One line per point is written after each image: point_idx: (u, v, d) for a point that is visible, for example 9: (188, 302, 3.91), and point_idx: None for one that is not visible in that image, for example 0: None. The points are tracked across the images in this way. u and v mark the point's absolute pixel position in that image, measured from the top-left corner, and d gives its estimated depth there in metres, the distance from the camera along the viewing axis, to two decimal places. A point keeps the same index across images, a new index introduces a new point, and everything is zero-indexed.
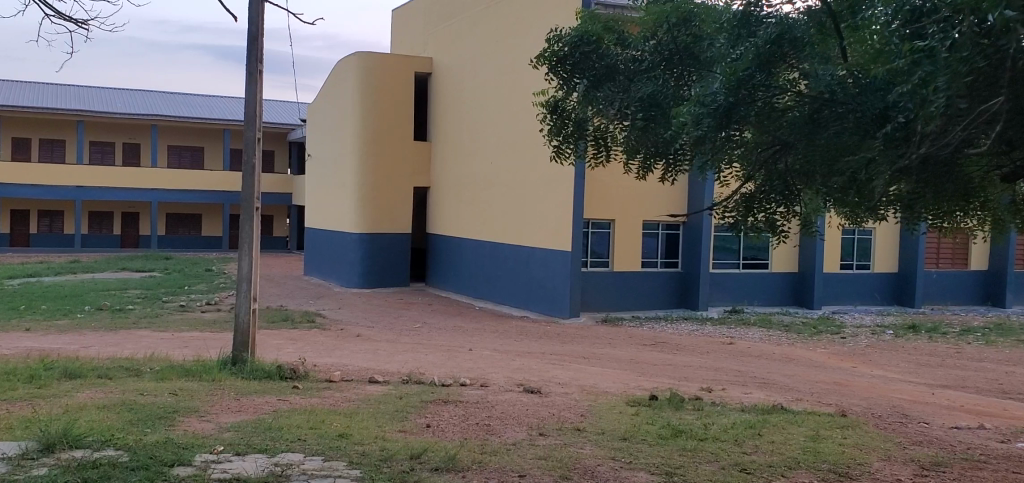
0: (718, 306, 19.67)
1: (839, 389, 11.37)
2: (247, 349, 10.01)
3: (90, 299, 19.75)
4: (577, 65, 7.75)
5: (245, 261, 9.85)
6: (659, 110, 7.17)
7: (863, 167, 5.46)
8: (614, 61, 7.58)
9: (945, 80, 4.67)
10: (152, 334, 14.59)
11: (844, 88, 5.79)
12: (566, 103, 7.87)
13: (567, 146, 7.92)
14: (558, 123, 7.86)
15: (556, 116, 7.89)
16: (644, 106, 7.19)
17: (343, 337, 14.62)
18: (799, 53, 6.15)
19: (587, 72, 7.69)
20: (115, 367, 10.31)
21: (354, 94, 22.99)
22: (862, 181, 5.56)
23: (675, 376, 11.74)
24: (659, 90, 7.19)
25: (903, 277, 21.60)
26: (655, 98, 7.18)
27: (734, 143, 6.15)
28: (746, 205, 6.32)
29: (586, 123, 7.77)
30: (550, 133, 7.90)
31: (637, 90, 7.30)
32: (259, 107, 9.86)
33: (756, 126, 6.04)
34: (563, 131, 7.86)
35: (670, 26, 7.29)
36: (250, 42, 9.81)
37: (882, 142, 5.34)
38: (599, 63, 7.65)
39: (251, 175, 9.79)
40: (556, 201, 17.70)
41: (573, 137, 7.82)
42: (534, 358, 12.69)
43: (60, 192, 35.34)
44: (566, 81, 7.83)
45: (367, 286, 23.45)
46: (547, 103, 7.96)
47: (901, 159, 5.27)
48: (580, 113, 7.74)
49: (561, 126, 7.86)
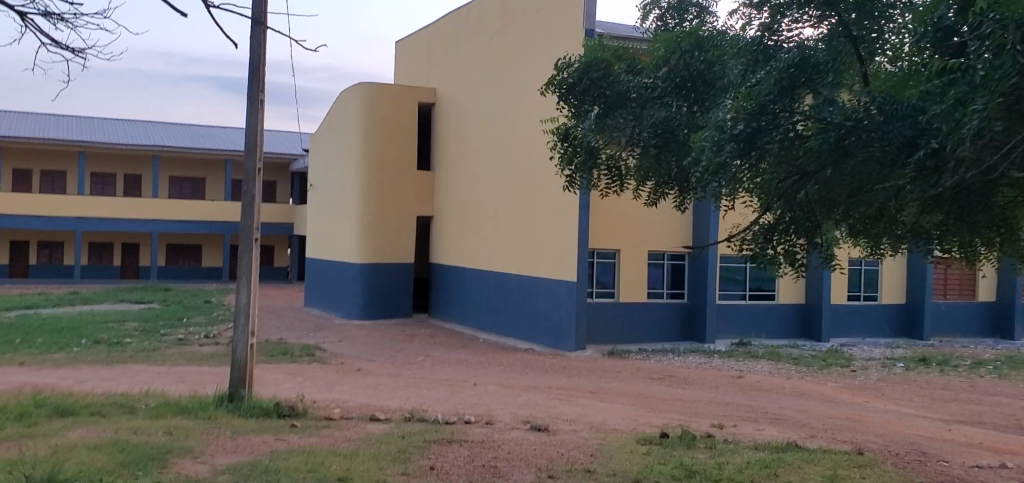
0: (725, 338, 19.35)
1: (854, 425, 11.03)
2: (245, 385, 9.72)
3: (87, 331, 19.47)
4: (587, 92, 7.84)
5: (244, 293, 9.61)
6: (673, 138, 7.31)
7: (891, 196, 5.41)
8: (625, 89, 7.71)
9: (983, 103, 4.74)
10: (149, 368, 14.30)
11: (870, 115, 5.62)
12: (576, 130, 7.92)
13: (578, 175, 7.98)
14: (569, 151, 7.91)
15: (567, 144, 7.95)
16: (657, 133, 7.35)
17: (344, 371, 14.32)
18: (823, 80, 6.06)
19: (598, 98, 7.79)
20: (109, 403, 10.03)
21: (357, 124, 22.89)
22: (891, 209, 5.50)
23: (685, 412, 11.43)
24: (672, 117, 7.32)
25: (911, 308, 21.30)
26: (669, 126, 7.32)
27: (751, 171, 6.06)
28: (768, 231, 6.13)
29: (597, 151, 7.80)
30: (562, 162, 7.95)
31: (650, 117, 7.44)
32: (260, 137, 9.68)
33: (777, 155, 5.93)
34: (573, 160, 7.92)
35: (682, 52, 7.46)
36: (251, 71, 9.64)
37: (913, 171, 5.30)
38: (609, 89, 7.77)
39: (251, 206, 9.58)
40: (560, 231, 17.52)
41: (583, 164, 7.83)
42: (539, 393, 12.38)
43: (60, 223, 35.19)
44: (578, 108, 7.90)
45: (369, 317, 23.16)
46: (558, 131, 8.03)
47: (934, 188, 5.24)
48: (591, 141, 7.76)
49: (573, 154, 7.90)
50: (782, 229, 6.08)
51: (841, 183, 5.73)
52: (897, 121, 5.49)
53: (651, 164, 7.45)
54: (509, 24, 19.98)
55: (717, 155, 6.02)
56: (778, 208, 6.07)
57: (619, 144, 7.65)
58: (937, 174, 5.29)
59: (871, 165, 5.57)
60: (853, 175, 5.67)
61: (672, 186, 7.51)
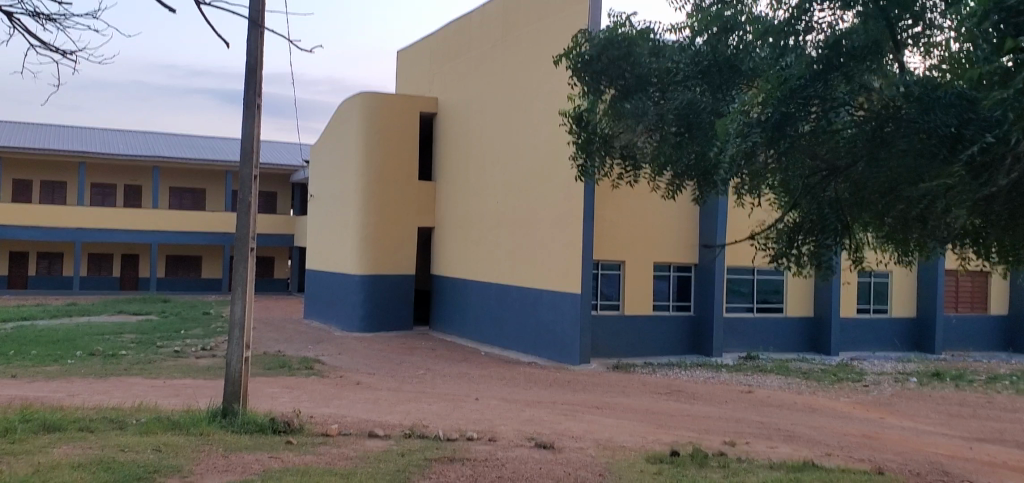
0: (733, 352, 18.97)
1: (871, 443, 10.62)
2: (238, 400, 9.35)
3: (82, 343, 19.07)
4: (606, 71, 8.27)
5: (239, 305, 9.27)
6: (696, 130, 7.61)
7: (941, 195, 5.57)
8: (647, 73, 8.06)
9: None
10: (143, 381, 13.91)
11: (904, 104, 5.98)
12: (590, 115, 8.25)
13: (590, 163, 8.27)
14: (584, 137, 8.25)
15: (581, 129, 8.26)
16: (680, 117, 7.66)
17: (344, 385, 13.93)
18: (859, 64, 6.29)
19: (618, 78, 8.22)
20: (99, 418, 9.66)
21: (359, 133, 22.57)
22: (932, 211, 5.79)
23: (696, 428, 11.04)
24: (695, 100, 7.59)
25: (922, 322, 20.91)
26: (691, 111, 7.60)
27: (772, 161, 6.49)
28: (791, 234, 6.58)
29: (613, 139, 8.13)
30: (576, 149, 8.29)
31: (673, 100, 7.76)
32: (256, 143, 9.37)
33: (811, 139, 6.36)
34: (587, 148, 8.24)
35: (713, 34, 7.55)
36: (248, 74, 9.33)
37: (964, 170, 5.38)
38: (631, 71, 8.17)
39: (246, 213, 9.24)
40: (563, 243, 17.21)
41: (595, 152, 8.20)
42: (544, 409, 12.00)
43: (59, 234, 34.86)
44: (595, 86, 8.33)
45: (369, 330, 22.79)
46: (571, 114, 8.34)
47: (985, 187, 5.30)
48: (606, 129, 8.16)
49: (587, 141, 8.23)
50: (807, 228, 6.50)
51: (877, 180, 6.03)
52: (938, 110, 5.73)
53: (671, 153, 7.75)
54: (513, 31, 19.68)
55: (743, 140, 6.32)
56: (805, 207, 6.49)
57: (633, 130, 7.93)
58: (985, 172, 5.38)
59: (915, 161, 5.80)
60: (889, 169, 5.95)
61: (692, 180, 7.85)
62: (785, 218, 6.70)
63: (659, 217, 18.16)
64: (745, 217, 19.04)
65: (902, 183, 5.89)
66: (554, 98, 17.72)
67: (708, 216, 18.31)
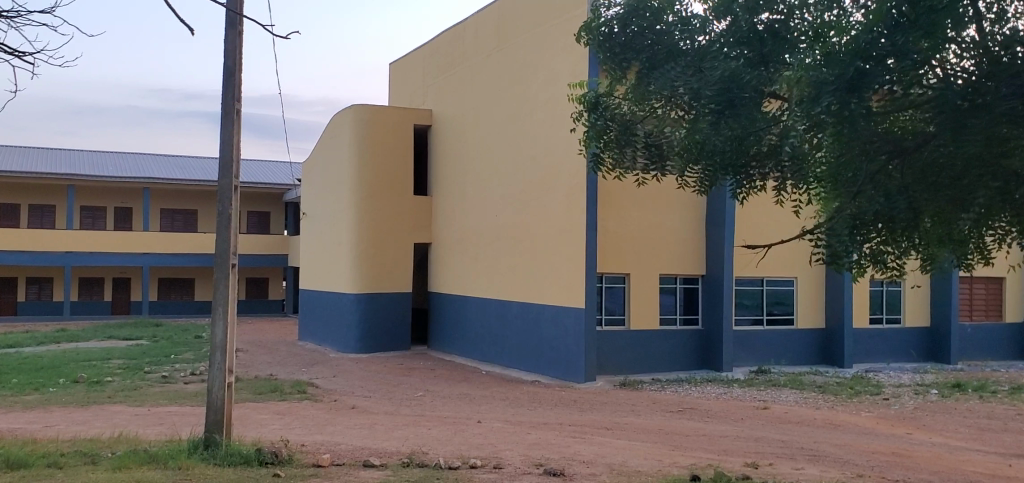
0: (743, 366, 18.29)
1: (902, 462, 9.91)
2: (221, 429, 8.65)
3: (67, 371, 18.31)
4: (630, 44, 8.22)
5: (219, 327, 8.59)
6: (732, 112, 7.30)
7: None
8: (676, 43, 7.92)
9: None
10: (126, 410, 13.16)
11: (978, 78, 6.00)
12: (609, 100, 8.43)
13: (609, 153, 8.39)
14: (600, 123, 8.34)
15: (600, 115, 8.37)
16: (721, 88, 7.33)
17: (338, 409, 13.21)
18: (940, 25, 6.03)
19: (643, 51, 8.15)
20: (71, 452, 8.93)
21: (351, 147, 21.93)
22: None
23: (714, 449, 10.36)
24: (738, 72, 7.30)
25: (936, 332, 20.23)
26: (731, 83, 7.30)
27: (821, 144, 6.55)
28: (852, 227, 6.45)
29: (635, 126, 8.31)
30: (591, 134, 8.37)
31: (711, 71, 7.45)
32: (235, 153, 8.76)
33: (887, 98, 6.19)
34: (604, 136, 8.34)
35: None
36: (226, 76, 8.74)
37: None
38: (659, 45, 8.03)
39: (225, 228, 8.66)
40: (565, 257, 16.57)
41: (617, 140, 8.32)
42: (551, 431, 11.29)
43: (47, 258, 34.09)
44: (618, 62, 8.31)
45: (365, 351, 22.05)
46: (589, 98, 8.49)
47: None
48: (627, 115, 8.30)
49: (607, 129, 8.32)
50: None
51: (953, 158, 5.99)
52: None
53: (710, 135, 7.34)
54: (508, 39, 19.13)
55: (819, 103, 6.37)
56: (861, 200, 6.40)
57: (656, 113, 8.02)
58: None
59: (1001, 129, 5.75)
60: (982, 133, 5.78)
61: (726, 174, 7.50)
62: (844, 210, 6.51)
63: (661, 225, 17.48)
64: (752, 226, 18.36)
65: (988, 156, 5.80)
66: (552, 106, 17.17)
67: (714, 225, 17.65)
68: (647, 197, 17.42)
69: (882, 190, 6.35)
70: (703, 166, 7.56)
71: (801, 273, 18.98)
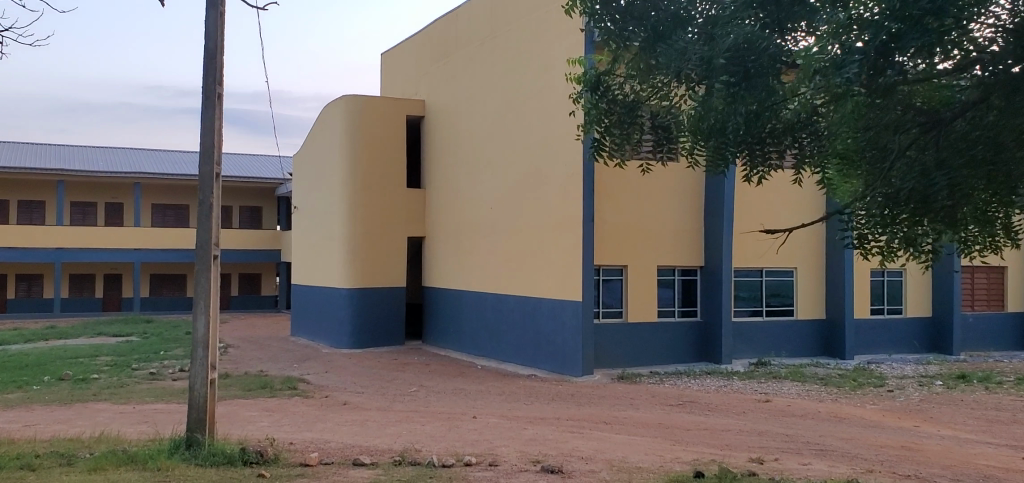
0: (743, 359, 17.96)
1: (912, 456, 9.58)
2: (203, 428, 8.27)
3: (53, 368, 17.88)
4: (631, 12, 7.68)
5: (201, 322, 8.22)
6: (749, 83, 7.03)
7: None
8: (683, 11, 7.53)
9: None
10: (111, 408, 12.76)
11: None
12: (610, 79, 8.19)
13: (613, 136, 8.21)
14: (602, 106, 8.18)
15: (602, 98, 8.19)
16: (735, 57, 7.01)
17: (329, 406, 12.83)
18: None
19: (644, 21, 7.67)
20: (47, 452, 8.54)
21: (343, 140, 21.56)
22: None
23: (717, 444, 10.02)
24: (753, 38, 6.99)
25: (939, 322, 19.92)
26: (748, 49, 7.01)
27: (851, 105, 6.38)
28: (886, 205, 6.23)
29: (639, 106, 8.12)
30: (591, 117, 8.21)
31: (723, 39, 7.06)
32: (217, 138, 8.38)
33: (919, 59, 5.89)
34: (607, 117, 8.19)
35: None
36: (207, 60, 8.36)
37: None
38: (664, 15, 7.59)
39: (207, 218, 8.28)
40: (562, 249, 16.20)
41: (619, 122, 8.16)
42: (548, 426, 10.95)
43: (36, 255, 33.60)
44: (619, 33, 7.79)
45: (359, 346, 21.66)
46: (589, 79, 8.24)
47: None
48: (631, 95, 8.12)
49: (608, 112, 8.17)
50: (904, 201, 6.12)
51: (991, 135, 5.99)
52: None
53: (725, 113, 7.10)
54: (501, 28, 18.75)
55: (843, 73, 6.08)
56: (893, 177, 6.23)
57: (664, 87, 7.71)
58: None
59: None
60: None
61: (739, 152, 7.32)
62: (875, 191, 6.33)
63: (659, 216, 17.12)
64: (752, 213, 18.07)
65: None
66: (546, 94, 16.83)
67: (713, 215, 17.28)
68: (646, 187, 17.06)
69: (914, 167, 6.17)
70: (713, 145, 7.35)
71: (801, 264, 18.63)
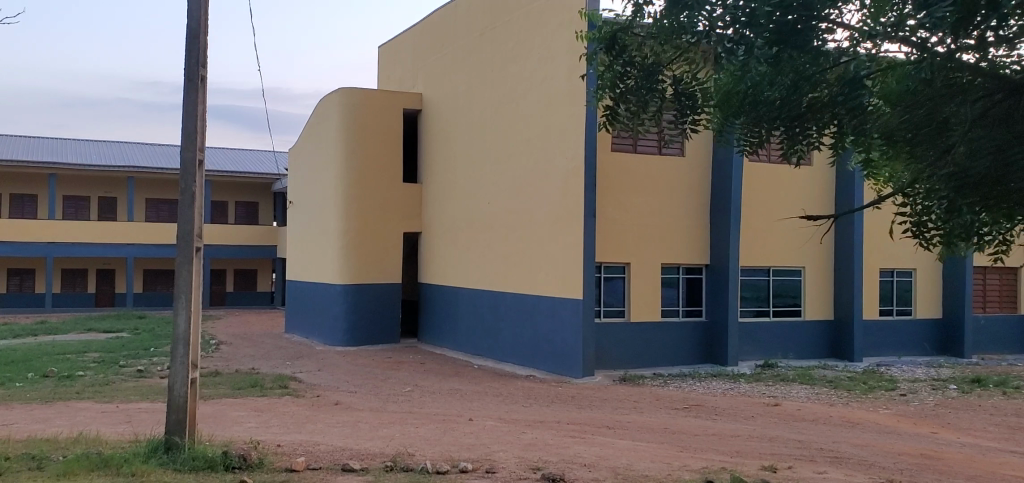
0: (749, 360, 17.46)
1: (934, 465, 9.10)
2: (183, 431, 7.75)
3: (38, 364, 17.36)
4: None
5: (182, 317, 7.70)
6: (796, 41, 6.89)
7: None
8: None
9: None
10: (92, 407, 12.23)
11: None
12: (626, 37, 8.02)
13: (629, 99, 8.14)
14: (618, 68, 8.08)
15: (619, 59, 8.08)
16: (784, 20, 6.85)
17: (321, 406, 12.33)
18: None
19: None
20: (17, 455, 8.02)
21: (339, 133, 21.03)
22: None
23: (727, 450, 9.54)
24: None
25: (949, 323, 19.43)
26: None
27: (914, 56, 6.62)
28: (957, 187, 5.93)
29: (659, 71, 8.06)
30: (606, 81, 8.12)
31: None
32: (200, 123, 7.86)
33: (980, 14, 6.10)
34: (623, 81, 8.12)
35: None
36: (189, 39, 7.83)
37: None
38: None
39: (189, 206, 7.75)
40: (563, 244, 15.67)
41: (637, 87, 8.08)
42: (549, 431, 10.45)
43: (28, 249, 33.06)
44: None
45: (354, 344, 21.14)
46: (604, 36, 8.06)
47: None
48: (650, 57, 8.02)
49: (619, 76, 8.09)
50: (973, 185, 5.87)
51: None
52: None
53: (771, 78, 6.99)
54: (501, 17, 18.25)
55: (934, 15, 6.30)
56: (958, 156, 5.98)
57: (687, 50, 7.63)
58: None
59: None
60: None
61: (776, 130, 7.09)
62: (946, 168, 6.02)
63: (662, 213, 16.60)
64: (759, 210, 17.60)
65: None
66: (545, 85, 16.40)
67: (719, 213, 16.76)
68: (650, 179, 16.53)
69: (971, 148, 5.93)
70: (750, 120, 7.17)
71: (809, 262, 18.15)
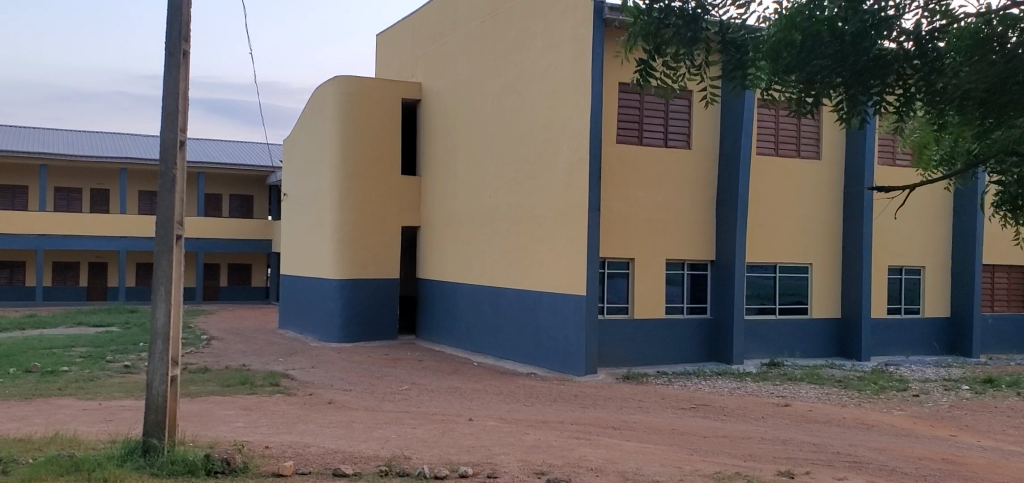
0: (754, 359, 17.00)
1: (957, 470, 8.62)
2: (161, 432, 7.25)
3: (22, 359, 16.83)
4: None
5: (161, 311, 7.19)
6: None
7: None
8: None
9: None
10: (75, 404, 11.70)
11: None
12: None
13: (666, 49, 7.71)
14: (654, 17, 7.55)
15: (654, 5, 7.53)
16: None
17: (313, 405, 11.81)
18: None
19: None
20: None
21: (335, 123, 20.48)
22: None
23: (739, 454, 9.06)
24: None
25: (957, 322, 18.96)
26: None
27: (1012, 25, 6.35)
28: None
29: (699, 21, 7.59)
30: (641, 29, 7.56)
31: None
32: (181, 101, 7.34)
33: None
34: (660, 31, 7.60)
35: None
36: (170, 12, 7.31)
37: None
38: None
39: (169, 191, 7.25)
40: (565, 238, 15.19)
41: (677, 33, 7.57)
42: (551, 432, 9.95)
43: (18, 241, 32.51)
44: None
45: (348, 340, 20.60)
46: None
47: None
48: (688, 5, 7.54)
49: (655, 26, 7.58)
50: None
51: None
52: None
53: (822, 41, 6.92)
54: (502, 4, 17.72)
55: None
56: None
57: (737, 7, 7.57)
58: None
59: None
60: None
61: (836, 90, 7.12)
62: None
63: (667, 208, 16.10)
64: (765, 205, 17.11)
65: None
66: (547, 75, 15.92)
67: (726, 206, 16.20)
68: (656, 172, 16.05)
69: None
70: (795, 83, 7.18)
71: (816, 259, 17.64)
